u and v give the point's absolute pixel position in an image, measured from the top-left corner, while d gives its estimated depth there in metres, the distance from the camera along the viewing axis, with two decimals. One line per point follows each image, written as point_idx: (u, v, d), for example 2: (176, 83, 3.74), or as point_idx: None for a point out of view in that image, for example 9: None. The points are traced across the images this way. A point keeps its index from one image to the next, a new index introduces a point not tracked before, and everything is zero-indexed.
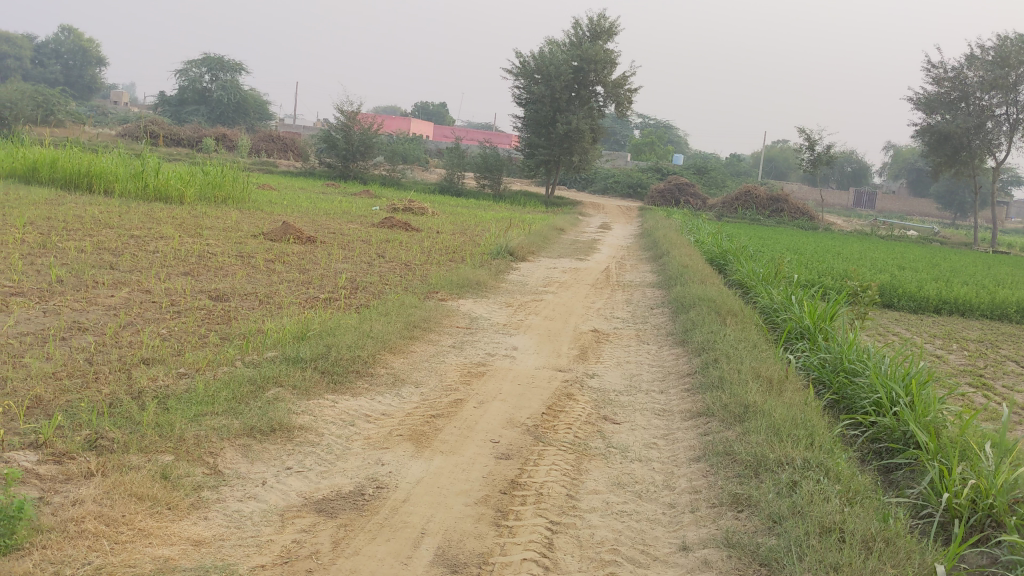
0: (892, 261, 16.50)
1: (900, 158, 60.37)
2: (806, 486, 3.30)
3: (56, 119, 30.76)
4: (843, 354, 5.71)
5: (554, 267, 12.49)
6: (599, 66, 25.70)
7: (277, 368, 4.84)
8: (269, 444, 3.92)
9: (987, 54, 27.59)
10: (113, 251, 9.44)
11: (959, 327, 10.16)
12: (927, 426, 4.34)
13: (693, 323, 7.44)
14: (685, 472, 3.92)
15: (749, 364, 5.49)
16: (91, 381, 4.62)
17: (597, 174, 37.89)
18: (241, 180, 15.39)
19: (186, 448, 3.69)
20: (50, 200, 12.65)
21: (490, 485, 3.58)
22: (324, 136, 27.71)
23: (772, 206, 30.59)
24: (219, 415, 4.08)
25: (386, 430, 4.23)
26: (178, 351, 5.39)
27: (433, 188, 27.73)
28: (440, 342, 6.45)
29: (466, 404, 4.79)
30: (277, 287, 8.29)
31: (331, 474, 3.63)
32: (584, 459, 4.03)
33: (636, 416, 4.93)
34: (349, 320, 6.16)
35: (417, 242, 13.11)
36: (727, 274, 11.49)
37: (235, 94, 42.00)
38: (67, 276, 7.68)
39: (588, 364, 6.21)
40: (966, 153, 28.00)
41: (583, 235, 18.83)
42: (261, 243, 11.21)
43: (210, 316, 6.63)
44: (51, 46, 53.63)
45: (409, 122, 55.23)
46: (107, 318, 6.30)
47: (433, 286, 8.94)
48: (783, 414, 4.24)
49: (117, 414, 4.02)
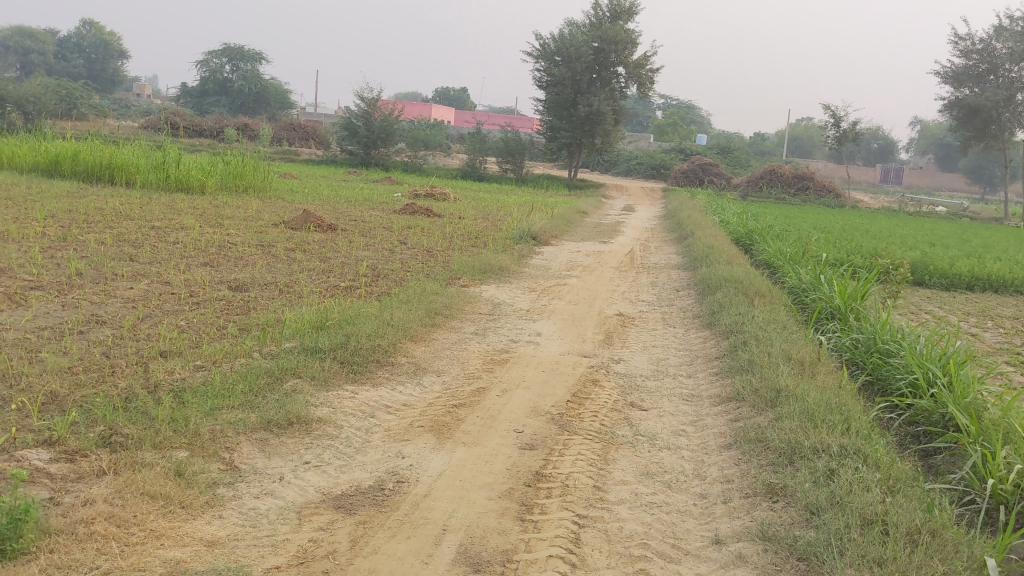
0: (922, 238, 16.20)
1: (928, 133, 59.58)
2: (844, 474, 3.15)
3: (79, 113, 30.89)
4: (876, 334, 5.54)
5: (579, 250, 12.34)
6: (620, 46, 25.45)
7: (296, 359, 4.74)
8: (287, 437, 3.81)
9: (1016, 25, 27.10)
10: (134, 242, 9.39)
11: (994, 304, 9.92)
12: (967, 408, 4.19)
13: (721, 304, 7.28)
14: (716, 461, 3.78)
15: (779, 346, 5.34)
16: (108, 375, 4.54)
17: (620, 157, 37.61)
18: (262, 169, 15.33)
19: (201, 443, 3.59)
20: (71, 193, 12.64)
21: (514, 477, 3.46)
22: (345, 123, 27.63)
23: (798, 184, 30.22)
24: (235, 409, 3.98)
25: (406, 421, 4.11)
26: (195, 344, 5.30)
27: (455, 174, 27.58)
28: (462, 329, 6.33)
29: (489, 393, 4.67)
30: (298, 276, 8.20)
31: (349, 469, 3.52)
32: (611, 448, 3.89)
33: (663, 402, 4.80)
34: (369, 309, 6.06)
35: (438, 228, 12.99)
36: (754, 254, 11.30)
37: (257, 83, 42.03)
38: (87, 269, 7.64)
39: (614, 348, 6.08)
40: (995, 127, 27.51)
41: (606, 217, 18.64)
42: (281, 232, 11.14)
43: (230, 306, 6.55)
44: (73, 40, 54.01)
45: (430, 107, 55.10)
46: (125, 310, 6.22)
47: (455, 272, 8.82)
48: (817, 398, 4.08)
49: (133, 408, 3.93)
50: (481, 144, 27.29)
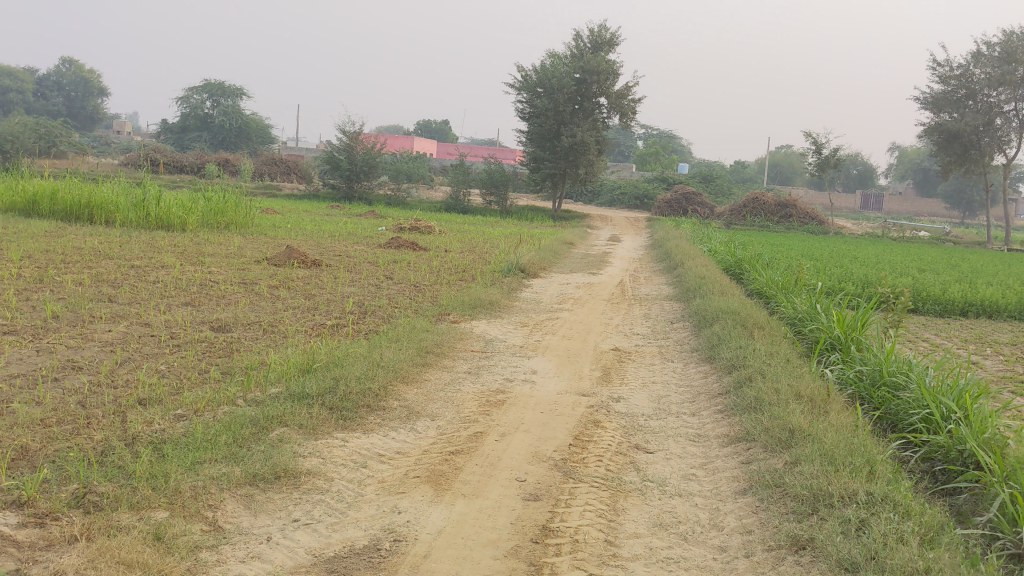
0: (911, 264, 16.08)
1: (906, 158, 59.96)
2: (876, 526, 2.96)
3: (58, 150, 30.61)
4: (881, 365, 5.33)
5: (568, 282, 12.17)
6: (602, 76, 25.49)
7: (281, 406, 4.49)
8: (274, 493, 3.57)
9: (993, 50, 27.17)
10: (113, 283, 9.13)
11: (989, 330, 9.76)
12: (988, 444, 3.97)
13: (719, 337, 7.07)
14: (732, 508, 3.57)
15: (786, 381, 5.12)
16: (83, 427, 4.27)
17: (604, 187, 37.57)
18: (244, 205, 15.10)
19: (183, 502, 3.33)
20: (49, 233, 12.37)
21: (520, 533, 3.22)
22: (327, 157, 27.47)
23: (781, 212, 30.26)
24: (218, 462, 3.73)
25: (401, 472, 3.87)
26: (176, 391, 5.04)
27: (439, 207, 27.41)
28: (454, 368, 6.11)
29: (487, 438, 4.43)
30: (282, 314, 7.98)
31: (343, 527, 3.28)
32: (620, 497, 3.67)
33: (669, 443, 4.57)
34: (358, 349, 5.82)
35: (425, 262, 12.80)
36: (745, 284, 11.13)
37: (238, 119, 41.87)
38: (63, 312, 7.38)
39: (613, 386, 5.85)
40: (975, 152, 27.58)
41: (592, 248, 18.52)
42: (264, 269, 10.92)
43: (212, 349, 6.29)
44: (52, 78, 53.89)
45: (412, 140, 55.02)
46: (103, 355, 5.97)
47: (444, 308, 8.61)
48: (835, 438, 3.87)
49: (108, 464, 3.68)
50: (464, 176, 27.16)
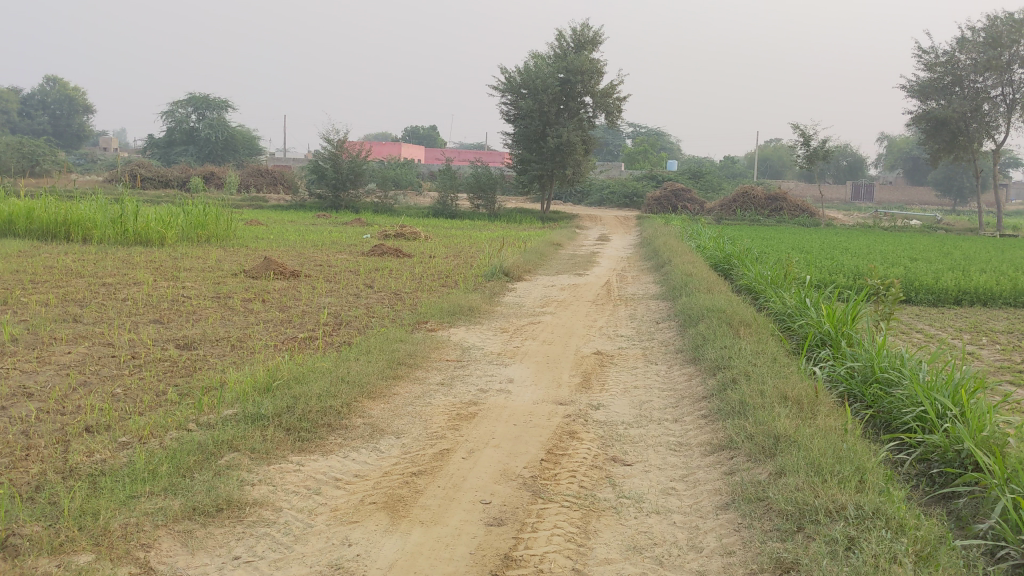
0: (903, 254, 15.82)
1: (895, 148, 59.73)
2: (867, 546, 2.70)
3: (41, 170, 30.29)
4: (873, 360, 5.04)
5: (553, 284, 11.93)
6: (585, 76, 25.21)
7: (233, 429, 4.20)
8: (215, 527, 3.28)
9: (978, 35, 26.99)
10: (82, 302, 8.84)
11: (985, 318, 9.50)
12: (985, 443, 3.68)
13: (704, 337, 6.80)
14: (713, 527, 3.29)
15: (773, 383, 4.84)
16: (20, 459, 3.95)
17: (593, 187, 37.26)
18: (225, 217, 14.78)
19: (111, 544, 3.04)
20: (23, 252, 12.05)
21: (479, 565, 2.95)
22: (312, 167, 27.10)
23: (771, 205, 30.04)
24: (155, 496, 3.44)
25: (356, 498, 3.59)
26: (128, 416, 4.74)
27: (427, 212, 27.07)
28: (427, 379, 5.83)
29: (454, 456, 4.16)
30: (253, 328, 7.68)
31: (286, 563, 3.01)
32: (592, 517, 3.39)
33: (649, 454, 4.30)
34: (323, 363, 5.53)
35: (407, 268, 12.52)
36: (734, 281, 10.85)
37: (224, 131, 41.58)
38: (23, 334, 7.07)
39: (592, 393, 5.57)
40: (964, 138, 27.32)
41: (580, 248, 18.27)
42: (240, 282, 10.63)
43: (174, 368, 5.99)
44: (38, 97, 53.33)
45: (399, 147, 54.60)
46: (57, 379, 5.65)
47: (422, 316, 8.33)
48: (822, 445, 3.60)
49: (39, 501, 3.37)
50: (451, 180, 26.69)
